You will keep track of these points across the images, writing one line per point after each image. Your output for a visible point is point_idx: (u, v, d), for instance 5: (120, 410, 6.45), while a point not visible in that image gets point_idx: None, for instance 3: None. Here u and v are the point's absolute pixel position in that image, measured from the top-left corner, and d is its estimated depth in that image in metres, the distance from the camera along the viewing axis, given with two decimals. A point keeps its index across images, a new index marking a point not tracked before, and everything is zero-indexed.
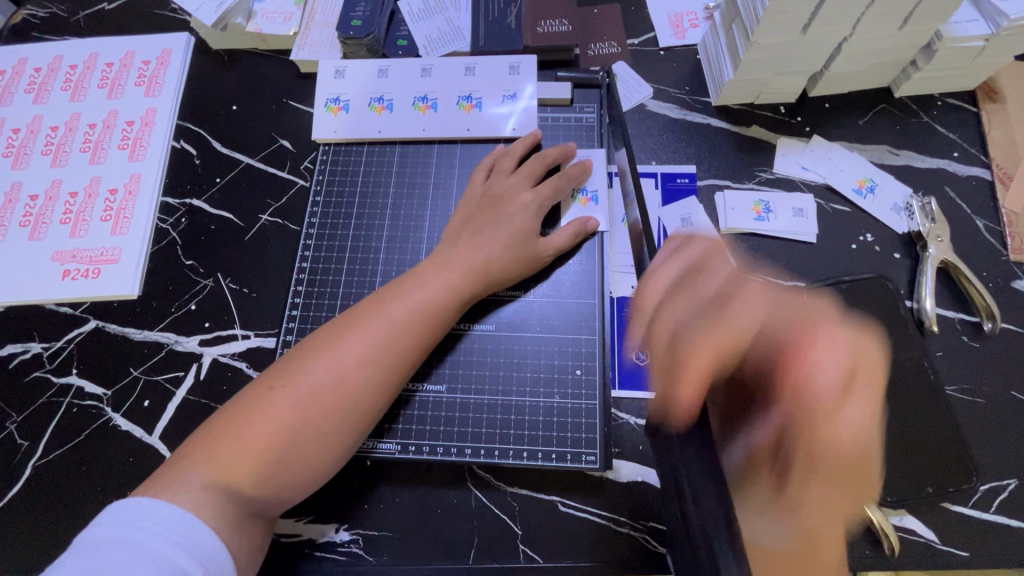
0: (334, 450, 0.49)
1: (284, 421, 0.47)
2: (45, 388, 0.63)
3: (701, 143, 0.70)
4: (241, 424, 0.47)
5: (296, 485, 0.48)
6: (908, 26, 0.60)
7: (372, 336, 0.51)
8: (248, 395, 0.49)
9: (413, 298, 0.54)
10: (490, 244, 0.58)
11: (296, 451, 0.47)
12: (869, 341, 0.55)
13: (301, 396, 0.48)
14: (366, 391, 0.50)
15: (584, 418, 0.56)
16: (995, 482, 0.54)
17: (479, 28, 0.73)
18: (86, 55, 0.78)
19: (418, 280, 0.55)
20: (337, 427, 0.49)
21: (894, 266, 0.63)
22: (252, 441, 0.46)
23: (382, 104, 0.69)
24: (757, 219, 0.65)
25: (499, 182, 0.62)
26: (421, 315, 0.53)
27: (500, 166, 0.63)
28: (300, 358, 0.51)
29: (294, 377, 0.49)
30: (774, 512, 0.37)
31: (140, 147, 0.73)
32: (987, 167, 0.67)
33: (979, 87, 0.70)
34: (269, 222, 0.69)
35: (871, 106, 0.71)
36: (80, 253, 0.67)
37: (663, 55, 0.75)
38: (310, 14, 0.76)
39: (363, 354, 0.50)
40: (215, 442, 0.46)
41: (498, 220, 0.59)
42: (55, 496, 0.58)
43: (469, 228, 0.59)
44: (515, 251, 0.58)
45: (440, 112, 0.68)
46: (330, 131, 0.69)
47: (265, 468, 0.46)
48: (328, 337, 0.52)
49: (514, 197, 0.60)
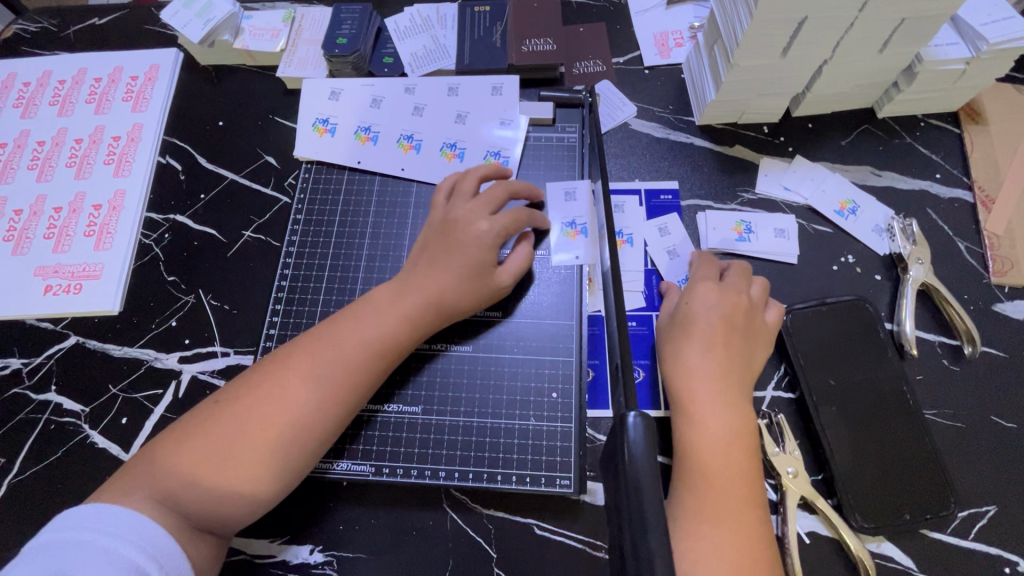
0: (277, 472, 0.48)
1: (229, 438, 0.48)
2: (24, 404, 0.62)
3: (684, 162, 0.70)
4: (187, 438, 0.48)
5: (239, 507, 0.47)
6: (887, 49, 0.60)
7: (321, 356, 0.52)
8: (198, 413, 0.50)
9: (366, 321, 0.54)
10: (446, 275, 0.56)
11: (234, 471, 0.47)
12: (837, 369, 0.57)
13: (246, 413, 0.49)
14: (309, 412, 0.50)
15: (559, 441, 0.55)
16: (974, 508, 0.54)
17: (464, 47, 0.74)
18: (75, 71, 0.79)
19: (374, 303, 0.55)
20: (278, 448, 0.48)
21: (875, 288, 0.63)
22: (195, 455, 0.47)
23: (368, 134, 0.69)
24: (739, 239, 0.65)
25: (458, 207, 0.59)
26: (371, 337, 0.53)
27: (460, 189, 0.60)
28: (252, 377, 0.51)
29: (242, 394, 0.50)
30: (719, 535, 0.45)
31: (126, 163, 0.73)
32: (969, 189, 0.67)
33: (962, 108, 0.71)
34: (251, 239, 0.69)
35: (854, 127, 0.71)
36: (62, 269, 0.67)
37: (648, 74, 0.75)
38: (297, 31, 0.76)
39: (310, 374, 0.51)
40: (162, 458, 0.47)
41: (451, 249, 0.57)
42: (29, 514, 0.58)
43: (426, 255, 0.58)
44: (470, 281, 0.56)
45: (423, 154, 0.68)
46: (313, 153, 0.69)
47: (206, 484, 0.47)
48: (282, 357, 0.52)
49: (469, 225, 0.57)
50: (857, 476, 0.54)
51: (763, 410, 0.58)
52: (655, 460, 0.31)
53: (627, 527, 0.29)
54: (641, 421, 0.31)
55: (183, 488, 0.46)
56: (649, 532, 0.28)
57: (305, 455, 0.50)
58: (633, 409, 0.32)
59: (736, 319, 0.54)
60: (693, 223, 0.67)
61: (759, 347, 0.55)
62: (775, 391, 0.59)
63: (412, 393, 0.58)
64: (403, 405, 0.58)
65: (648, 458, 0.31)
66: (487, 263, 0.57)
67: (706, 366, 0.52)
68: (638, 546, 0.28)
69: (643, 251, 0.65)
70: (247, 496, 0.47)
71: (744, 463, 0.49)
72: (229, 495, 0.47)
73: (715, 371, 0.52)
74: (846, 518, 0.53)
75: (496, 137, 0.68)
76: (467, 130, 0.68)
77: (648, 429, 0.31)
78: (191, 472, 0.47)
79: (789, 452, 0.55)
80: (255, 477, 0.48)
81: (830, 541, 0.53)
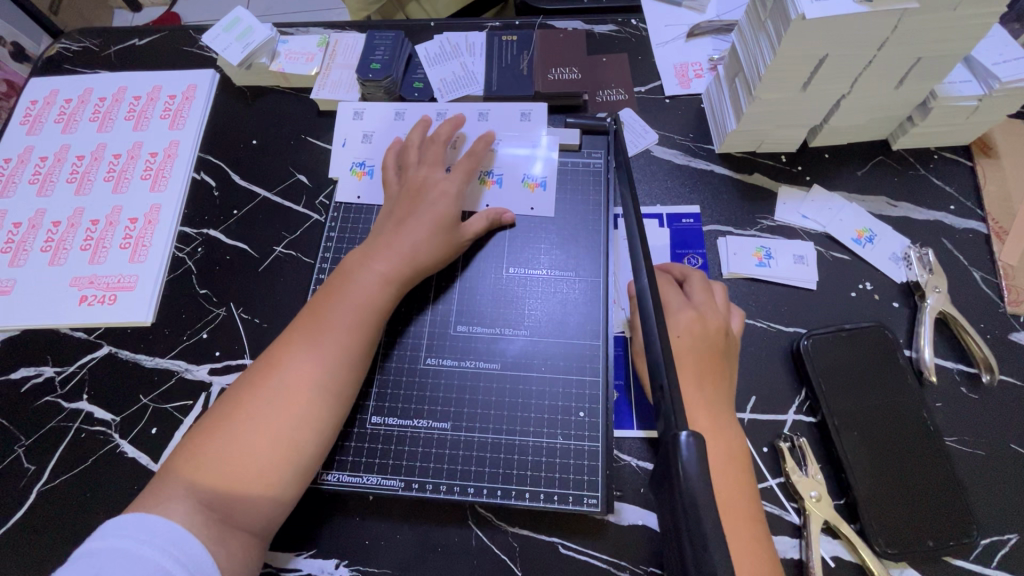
0: (299, 455, 0.51)
1: (248, 433, 0.50)
2: (56, 412, 0.63)
3: (705, 188, 0.72)
4: (206, 442, 0.50)
5: (268, 494, 0.50)
6: (904, 85, 0.63)
7: (317, 341, 0.55)
8: (211, 420, 0.52)
9: (345, 301, 0.57)
10: (417, 231, 0.61)
11: (250, 464, 0.49)
12: (853, 383, 0.59)
13: (258, 408, 0.51)
14: (315, 395, 0.53)
15: (586, 460, 0.56)
16: (996, 536, 0.54)
17: (493, 74, 0.76)
18: (116, 89, 0.82)
19: (351, 281, 0.58)
20: (294, 439, 0.51)
21: (893, 315, 0.64)
22: (217, 457, 0.49)
23: None
24: (759, 264, 0.67)
25: (418, 172, 0.66)
26: (359, 313, 0.57)
27: (414, 160, 0.67)
28: (251, 376, 0.54)
29: (246, 395, 0.52)
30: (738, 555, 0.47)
31: (162, 178, 0.75)
32: (983, 220, 0.69)
33: (973, 142, 0.73)
34: (283, 254, 0.71)
35: (869, 158, 0.73)
36: (97, 279, 0.69)
37: (669, 104, 0.78)
38: (331, 55, 0.79)
39: (309, 359, 0.54)
40: (184, 468, 0.49)
41: (421, 207, 0.63)
42: (57, 522, 0.58)
43: (393, 220, 0.63)
44: (443, 228, 0.62)
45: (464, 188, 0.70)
46: (353, 195, 0.71)
47: (227, 482, 0.49)
48: (277, 351, 0.55)
49: (433, 185, 0.64)
50: (881, 501, 0.54)
51: (786, 434, 0.59)
52: (709, 478, 0.31)
53: (687, 539, 0.30)
54: (695, 440, 0.31)
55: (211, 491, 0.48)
56: (707, 546, 0.29)
57: (321, 433, 0.53)
58: (684, 428, 0.32)
59: (718, 342, 0.56)
60: (714, 249, 0.68)
61: (734, 362, 0.57)
62: (797, 414, 0.60)
63: (441, 409, 0.59)
64: (431, 420, 0.59)
65: (703, 476, 0.31)
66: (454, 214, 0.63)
67: (699, 395, 0.54)
68: (697, 561, 0.29)
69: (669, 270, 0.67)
70: (275, 481, 0.50)
71: (738, 479, 0.51)
72: (257, 485, 0.49)
73: (703, 396, 0.54)
74: (870, 543, 0.54)
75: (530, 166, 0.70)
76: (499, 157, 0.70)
77: (701, 448, 0.32)
78: (216, 474, 0.49)
79: (812, 476, 0.56)
80: (279, 462, 0.50)
81: (852, 566, 0.54)
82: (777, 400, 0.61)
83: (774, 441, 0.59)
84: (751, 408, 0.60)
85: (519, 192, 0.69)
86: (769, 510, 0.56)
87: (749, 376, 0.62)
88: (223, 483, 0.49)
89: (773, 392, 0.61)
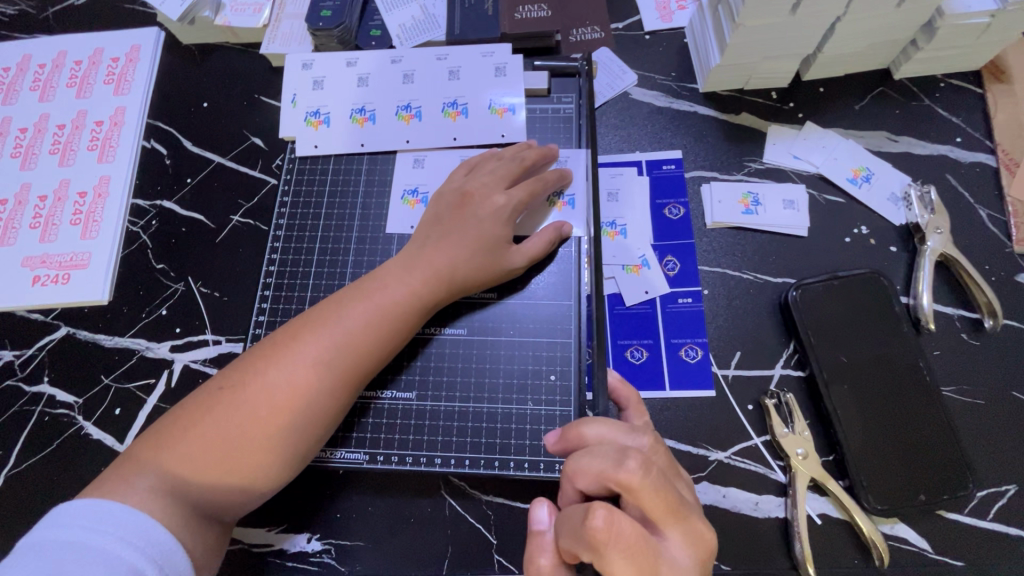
0: (285, 451, 0.48)
1: (239, 422, 0.47)
2: (17, 397, 0.62)
3: (688, 132, 0.67)
4: (191, 423, 0.47)
5: (246, 478, 0.47)
6: (906, 2, 0.56)
7: (324, 349, 0.50)
8: (193, 400, 0.49)
9: (370, 302, 0.52)
10: (459, 247, 0.55)
11: (228, 447, 0.46)
12: (861, 343, 0.55)
13: (254, 396, 0.48)
14: (316, 394, 0.49)
15: (558, 425, 0.54)
16: (994, 487, 0.52)
17: (455, 16, 0.70)
18: (56, 54, 0.77)
19: (380, 283, 0.54)
20: (274, 422, 0.47)
21: (890, 260, 0.60)
22: (201, 438, 0.46)
23: (364, 115, 0.66)
24: (745, 212, 0.62)
25: (474, 180, 0.58)
26: (379, 322, 0.51)
27: (481, 166, 0.59)
28: (253, 361, 0.50)
29: (244, 380, 0.49)
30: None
31: (110, 148, 0.71)
32: (992, 153, 0.63)
33: (984, 67, 0.66)
34: (240, 223, 0.67)
35: (868, 89, 0.67)
36: (49, 258, 0.66)
37: (649, 40, 0.71)
38: (280, 5, 0.73)
39: (316, 357, 0.49)
40: (156, 444, 0.47)
41: (465, 221, 0.56)
42: (26, 505, 0.58)
43: (440, 229, 0.56)
44: (483, 260, 0.55)
45: (425, 121, 0.65)
46: (311, 146, 0.66)
47: (199, 464, 0.46)
48: (283, 338, 0.51)
49: (466, 190, 0.57)
50: (874, 456, 0.52)
51: (771, 390, 0.56)
52: None
53: None
54: None
55: (187, 472, 0.46)
56: None
57: (316, 436, 0.50)
58: None
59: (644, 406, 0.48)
60: (698, 197, 0.64)
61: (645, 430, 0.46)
62: (784, 369, 0.57)
63: (406, 379, 0.56)
64: (397, 391, 0.56)
65: None
66: (501, 243, 0.55)
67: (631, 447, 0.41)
68: None
69: (649, 214, 0.63)
70: (256, 473, 0.47)
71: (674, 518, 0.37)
72: (239, 473, 0.47)
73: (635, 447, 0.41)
74: (857, 499, 0.51)
75: (502, 104, 0.64)
76: (469, 99, 0.65)
77: None
78: (200, 459, 0.46)
79: (799, 433, 0.53)
80: (267, 455, 0.47)
81: (840, 523, 0.52)
82: (764, 354, 0.57)
83: (760, 398, 0.56)
84: (735, 364, 0.57)
85: (488, 120, 0.64)
86: (754, 470, 0.54)
87: (734, 331, 0.58)
88: (206, 465, 0.46)
89: (758, 346, 0.58)
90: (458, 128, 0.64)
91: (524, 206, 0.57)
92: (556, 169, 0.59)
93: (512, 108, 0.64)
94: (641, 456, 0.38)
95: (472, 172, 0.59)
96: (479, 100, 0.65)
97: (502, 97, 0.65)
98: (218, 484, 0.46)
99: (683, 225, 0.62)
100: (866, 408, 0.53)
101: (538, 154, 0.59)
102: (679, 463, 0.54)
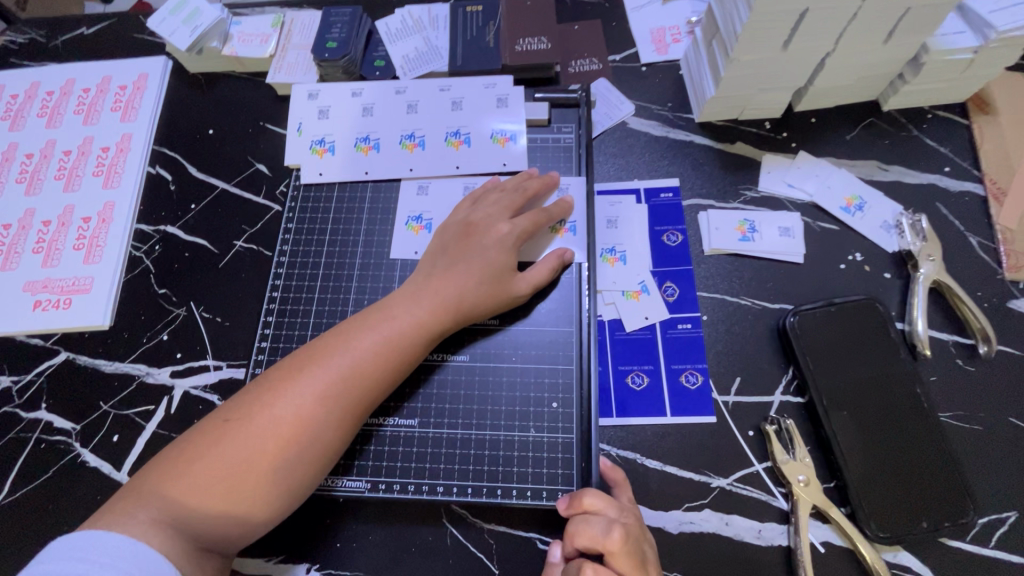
0: (291, 481, 0.48)
1: (245, 453, 0.47)
2: (14, 423, 0.61)
3: (684, 160, 0.68)
4: (197, 455, 0.47)
5: (251, 510, 0.47)
6: (893, 38, 0.59)
7: (331, 381, 0.50)
8: (199, 431, 0.49)
9: (377, 333, 0.53)
10: (464, 277, 0.55)
11: (235, 479, 0.46)
12: (863, 372, 0.55)
13: (261, 427, 0.48)
14: (323, 424, 0.49)
15: (561, 452, 0.54)
16: (995, 514, 0.52)
17: (457, 48, 0.72)
18: (64, 82, 0.78)
19: (387, 313, 0.54)
20: (281, 454, 0.47)
21: (885, 287, 0.61)
22: (207, 472, 0.46)
23: (369, 143, 0.67)
24: (742, 239, 0.63)
25: (479, 210, 0.59)
26: (386, 352, 0.52)
27: (485, 198, 0.60)
28: (260, 391, 0.50)
29: (251, 412, 0.48)
30: None
31: (115, 174, 0.72)
32: (980, 182, 0.65)
33: (969, 99, 0.68)
34: (243, 249, 0.67)
35: (859, 120, 0.69)
36: (51, 283, 0.66)
37: (646, 71, 0.73)
38: (287, 36, 0.75)
39: (323, 388, 0.49)
40: (163, 477, 0.46)
41: (471, 252, 0.56)
42: (19, 534, 0.57)
43: (445, 258, 0.57)
44: (488, 289, 0.55)
45: (428, 149, 0.66)
46: (316, 173, 0.67)
47: (204, 497, 0.45)
48: (290, 369, 0.51)
49: (478, 223, 0.58)
50: (876, 484, 0.52)
51: (772, 416, 0.56)
52: None
53: None
54: None
55: (191, 504, 0.45)
56: None
57: (322, 467, 0.49)
58: None
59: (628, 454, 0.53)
60: (695, 224, 0.65)
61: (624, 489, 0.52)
62: (784, 395, 0.57)
63: (409, 406, 0.56)
64: (401, 418, 0.56)
65: None
66: (506, 270, 0.56)
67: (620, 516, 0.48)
68: None
69: (648, 240, 0.64)
70: (262, 505, 0.47)
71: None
72: (244, 506, 0.46)
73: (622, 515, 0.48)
74: (860, 527, 0.51)
75: (503, 133, 0.66)
76: (471, 128, 0.66)
77: None
78: (206, 492, 0.46)
79: (800, 459, 0.53)
80: (274, 487, 0.47)
81: (843, 550, 0.52)
82: (764, 381, 0.58)
83: (760, 424, 0.56)
84: (735, 390, 0.57)
85: (490, 148, 0.66)
86: (756, 497, 0.54)
87: (734, 357, 0.59)
88: (211, 497, 0.46)
89: (758, 372, 0.58)
90: (461, 157, 0.65)
91: (528, 234, 0.58)
92: (558, 199, 0.61)
93: (513, 136, 0.66)
94: (624, 528, 0.46)
95: (477, 203, 0.60)
96: (481, 129, 0.66)
97: (503, 126, 0.66)
98: (223, 516, 0.46)
99: (683, 252, 0.63)
100: (869, 437, 0.53)
101: (541, 183, 0.61)
102: (680, 490, 0.54)
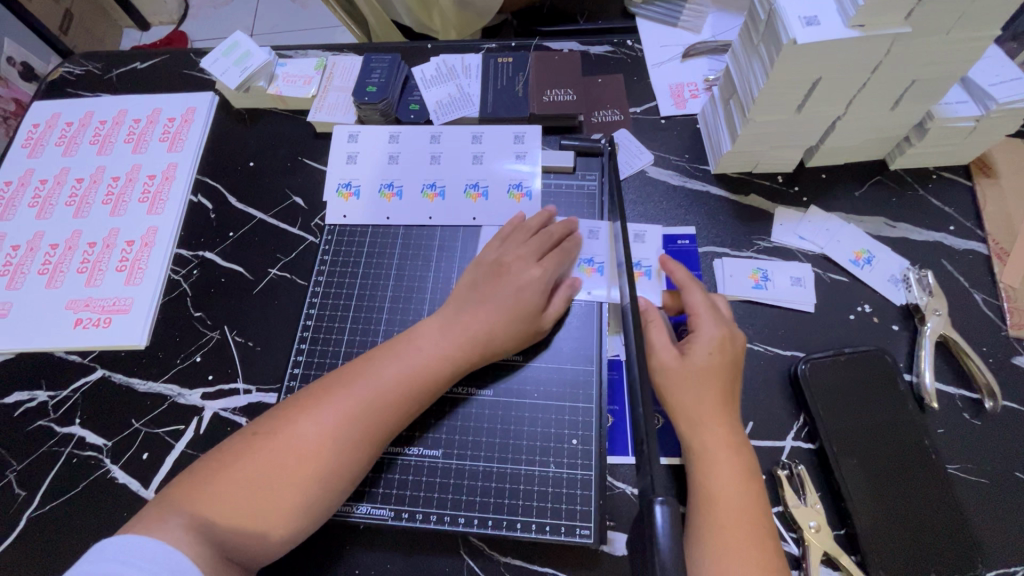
0: (308, 502, 0.49)
1: (267, 470, 0.49)
2: (48, 437, 0.63)
3: (700, 210, 0.72)
4: (223, 468, 0.49)
5: (268, 529, 0.48)
6: (899, 107, 0.63)
7: (354, 406, 0.52)
8: (228, 446, 0.51)
9: (401, 361, 0.55)
10: (493, 313, 0.58)
11: (256, 494, 0.48)
12: (873, 419, 0.57)
13: (284, 445, 0.50)
14: (342, 447, 0.51)
15: (579, 490, 0.55)
16: (1003, 569, 0.53)
17: (488, 96, 0.76)
18: (116, 112, 0.83)
19: (413, 342, 0.57)
20: (300, 474, 0.49)
21: (893, 339, 0.63)
22: (231, 484, 0.48)
23: (392, 189, 0.72)
24: (755, 286, 0.66)
25: (508, 251, 0.62)
26: (407, 381, 0.54)
27: (511, 238, 0.63)
28: (288, 410, 0.52)
29: (277, 429, 0.51)
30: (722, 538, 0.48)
31: (159, 201, 0.76)
32: (984, 241, 0.68)
33: (972, 162, 0.72)
34: (277, 277, 0.71)
35: (867, 178, 0.73)
36: (93, 302, 0.69)
37: (665, 124, 0.78)
38: (329, 78, 0.80)
39: (345, 412, 0.52)
40: (192, 488, 0.48)
41: (503, 290, 0.59)
42: (46, 547, 0.58)
43: (474, 295, 0.60)
44: (516, 327, 0.58)
45: (448, 199, 0.71)
46: (340, 215, 0.72)
47: (226, 509, 0.47)
48: (317, 391, 0.53)
49: (511, 263, 0.61)
50: (886, 533, 0.53)
51: (783, 461, 0.58)
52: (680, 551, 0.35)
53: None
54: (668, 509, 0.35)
55: (215, 515, 0.47)
56: None
57: (336, 492, 0.51)
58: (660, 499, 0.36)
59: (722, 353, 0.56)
60: (710, 271, 0.68)
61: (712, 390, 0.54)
62: (795, 441, 0.59)
63: (433, 436, 0.59)
64: (424, 448, 0.58)
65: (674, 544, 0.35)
66: (536, 308, 0.59)
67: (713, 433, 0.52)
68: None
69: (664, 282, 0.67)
70: (279, 524, 0.48)
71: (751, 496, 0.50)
72: (261, 522, 0.48)
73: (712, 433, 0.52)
74: None
75: (519, 189, 0.71)
76: (490, 181, 0.71)
77: (675, 517, 0.35)
78: (226, 506, 0.47)
79: (811, 506, 0.55)
80: (291, 508, 0.49)
81: None
82: (776, 426, 0.60)
83: (773, 468, 0.58)
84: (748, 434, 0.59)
85: (506, 203, 0.70)
86: None
87: (747, 402, 0.61)
88: (234, 506, 0.47)
89: (770, 418, 0.60)
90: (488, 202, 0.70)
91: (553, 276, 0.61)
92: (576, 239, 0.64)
93: (529, 193, 0.70)
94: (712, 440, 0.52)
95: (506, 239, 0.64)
96: (502, 180, 0.71)
97: (520, 182, 0.71)
98: (243, 532, 0.47)
99: None
100: (880, 485, 0.54)
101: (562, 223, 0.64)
102: None
